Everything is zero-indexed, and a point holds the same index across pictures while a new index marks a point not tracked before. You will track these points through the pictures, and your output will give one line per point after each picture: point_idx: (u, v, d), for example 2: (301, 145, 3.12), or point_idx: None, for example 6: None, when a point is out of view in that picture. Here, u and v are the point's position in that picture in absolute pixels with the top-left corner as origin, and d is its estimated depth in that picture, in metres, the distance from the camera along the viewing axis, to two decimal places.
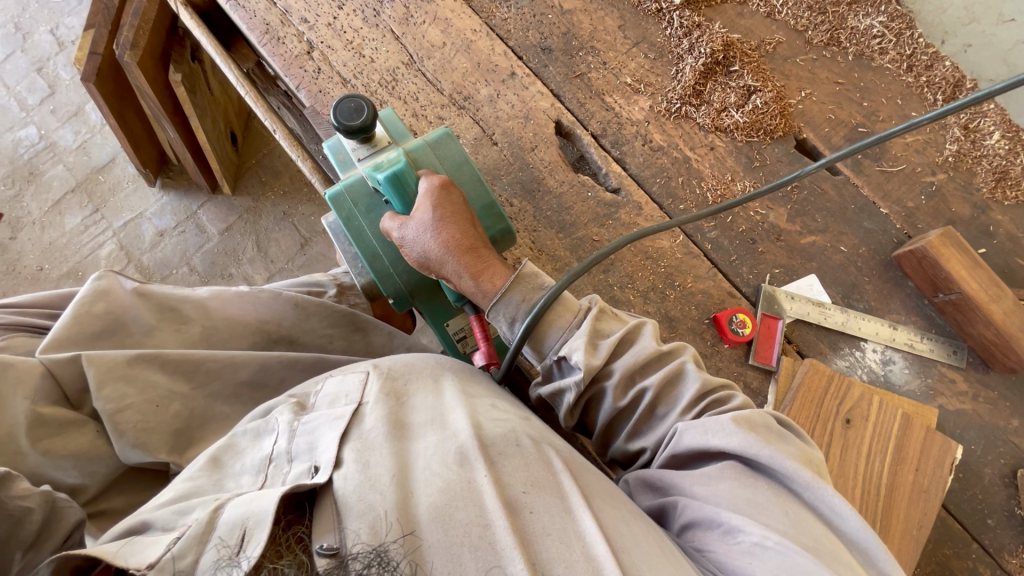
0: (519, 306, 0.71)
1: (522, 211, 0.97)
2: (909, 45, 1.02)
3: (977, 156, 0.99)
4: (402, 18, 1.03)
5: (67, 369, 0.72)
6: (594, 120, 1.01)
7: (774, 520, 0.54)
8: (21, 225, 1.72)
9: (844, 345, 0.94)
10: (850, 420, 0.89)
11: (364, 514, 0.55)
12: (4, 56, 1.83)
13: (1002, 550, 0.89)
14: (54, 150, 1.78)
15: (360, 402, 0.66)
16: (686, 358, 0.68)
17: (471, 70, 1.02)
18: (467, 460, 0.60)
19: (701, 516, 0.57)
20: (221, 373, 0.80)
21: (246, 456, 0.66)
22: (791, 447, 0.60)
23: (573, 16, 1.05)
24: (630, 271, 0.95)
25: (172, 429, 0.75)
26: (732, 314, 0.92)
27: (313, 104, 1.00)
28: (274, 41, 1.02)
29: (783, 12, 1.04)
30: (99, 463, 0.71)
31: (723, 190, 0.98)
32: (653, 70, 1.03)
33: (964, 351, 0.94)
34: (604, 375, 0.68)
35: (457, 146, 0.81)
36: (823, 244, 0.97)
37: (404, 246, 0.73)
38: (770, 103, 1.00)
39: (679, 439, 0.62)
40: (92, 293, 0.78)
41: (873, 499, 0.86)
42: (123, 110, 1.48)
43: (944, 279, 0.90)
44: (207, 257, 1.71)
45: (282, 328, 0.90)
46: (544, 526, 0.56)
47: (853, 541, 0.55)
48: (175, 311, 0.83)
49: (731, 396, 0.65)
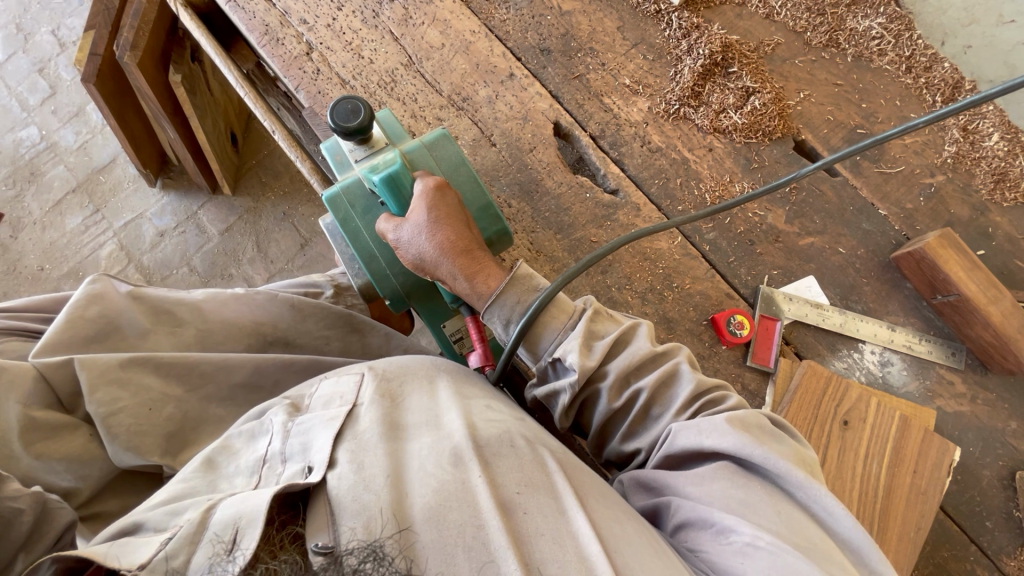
0: (515, 307, 0.72)
1: (521, 212, 0.97)
2: (908, 47, 1.02)
3: (976, 157, 0.99)
4: (401, 20, 1.04)
5: (59, 372, 0.72)
6: (593, 121, 1.01)
7: (766, 521, 0.54)
8: (21, 225, 1.73)
9: (842, 347, 0.94)
10: (847, 422, 0.89)
11: (358, 514, 0.55)
12: (5, 57, 1.83)
13: (1000, 552, 0.88)
14: (54, 150, 1.78)
15: (354, 403, 0.66)
16: (681, 359, 0.68)
17: (470, 71, 1.02)
18: (461, 461, 0.60)
19: (694, 516, 0.57)
20: (215, 376, 0.80)
21: (240, 457, 0.66)
22: (784, 447, 0.60)
23: (572, 17, 1.05)
24: (628, 272, 0.95)
25: (165, 432, 0.75)
26: (730, 315, 0.92)
27: (312, 105, 1.00)
28: (273, 42, 1.02)
29: (781, 13, 1.04)
30: (92, 466, 0.71)
31: (722, 191, 0.98)
32: (652, 71, 1.03)
33: (962, 353, 0.94)
34: (599, 376, 0.68)
35: (453, 147, 0.81)
36: (821, 245, 0.97)
37: (400, 247, 0.74)
38: (768, 105, 1.00)
39: (673, 439, 0.62)
40: (86, 296, 0.78)
41: (870, 501, 0.86)
42: (123, 111, 1.48)
43: (941, 281, 0.91)
44: (207, 258, 1.72)
45: (278, 330, 0.90)
46: (538, 526, 0.56)
47: (846, 542, 0.55)
48: (170, 314, 0.84)
49: (726, 397, 0.65)
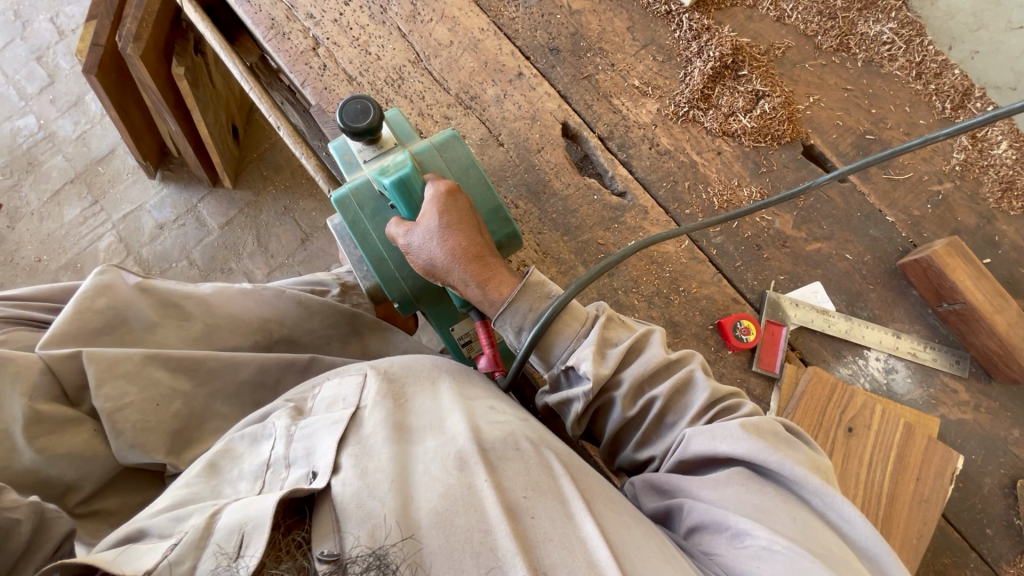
0: (526, 315, 0.71)
1: (528, 213, 0.97)
2: (919, 53, 1.02)
3: (984, 165, 0.98)
4: (409, 16, 1.02)
5: (67, 365, 0.71)
6: (602, 122, 1.00)
7: (782, 526, 0.54)
8: (19, 215, 1.71)
9: (847, 353, 0.94)
10: (852, 428, 0.89)
11: (363, 521, 0.54)
12: (3, 44, 1.81)
13: (1000, 560, 0.89)
14: (53, 140, 1.76)
15: (358, 406, 0.66)
16: (694, 366, 0.67)
17: (478, 69, 1.01)
18: (468, 465, 0.59)
19: (708, 519, 0.57)
20: (222, 372, 0.80)
21: (244, 461, 0.65)
22: (799, 454, 0.60)
23: (582, 16, 1.04)
24: (635, 276, 0.94)
25: (170, 429, 0.74)
26: (737, 319, 0.92)
27: (319, 101, 0.99)
28: (279, 36, 1.01)
29: (792, 16, 1.04)
30: (95, 463, 0.70)
31: (730, 195, 0.97)
32: (662, 72, 1.02)
33: (966, 360, 0.94)
34: (613, 385, 0.68)
35: (463, 148, 0.81)
36: (828, 251, 0.97)
37: (410, 253, 0.73)
38: (778, 109, 0.99)
39: (687, 444, 0.62)
40: (94, 287, 0.77)
41: (873, 507, 0.87)
42: (124, 102, 1.46)
43: (949, 289, 0.90)
44: (207, 251, 1.70)
45: (283, 327, 0.90)
46: (545, 531, 0.55)
47: (862, 548, 0.55)
48: (178, 308, 0.83)
49: (740, 405, 0.65)
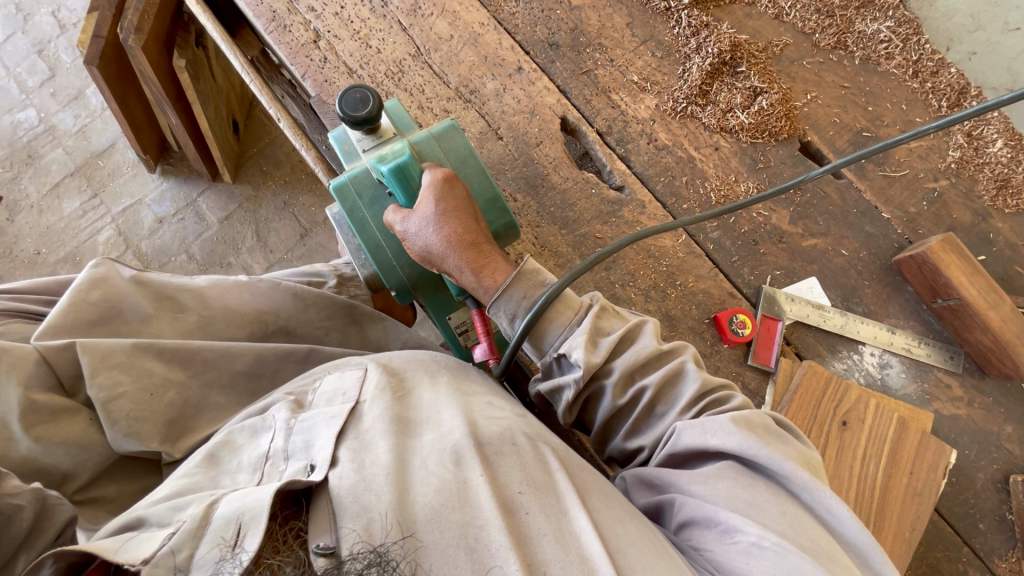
0: (521, 303, 0.72)
1: (526, 207, 0.97)
2: (916, 51, 1.03)
3: (979, 163, 0.99)
4: (410, 10, 1.03)
5: (62, 357, 0.71)
6: (601, 117, 1.01)
7: (772, 520, 0.55)
8: (19, 208, 1.71)
9: (842, 348, 0.95)
10: (846, 422, 0.89)
11: (359, 515, 0.54)
12: (4, 37, 1.82)
13: (992, 554, 0.89)
14: (53, 133, 1.77)
15: (358, 400, 0.67)
16: (686, 358, 0.68)
17: (478, 63, 1.02)
18: (462, 460, 0.60)
19: (699, 514, 0.58)
20: (217, 363, 0.80)
21: (243, 453, 0.66)
22: (788, 448, 0.60)
23: (581, 12, 1.05)
24: (632, 269, 0.95)
25: (165, 418, 0.75)
26: (732, 314, 0.92)
27: (319, 94, 0.99)
28: (280, 29, 1.01)
29: (790, 14, 1.05)
30: (92, 451, 0.71)
31: (727, 190, 0.98)
32: (660, 68, 1.03)
33: (960, 356, 0.95)
34: (604, 373, 0.69)
35: (462, 139, 0.81)
36: (824, 247, 0.97)
37: (407, 239, 0.73)
38: (775, 105, 1.00)
39: (678, 437, 0.63)
40: (89, 280, 0.78)
41: (867, 500, 0.87)
42: (125, 95, 1.47)
43: (943, 285, 0.91)
44: (206, 246, 1.70)
45: (279, 319, 0.90)
46: (539, 527, 0.56)
47: (851, 543, 0.56)
48: (173, 301, 0.83)
49: (730, 397, 0.66)
